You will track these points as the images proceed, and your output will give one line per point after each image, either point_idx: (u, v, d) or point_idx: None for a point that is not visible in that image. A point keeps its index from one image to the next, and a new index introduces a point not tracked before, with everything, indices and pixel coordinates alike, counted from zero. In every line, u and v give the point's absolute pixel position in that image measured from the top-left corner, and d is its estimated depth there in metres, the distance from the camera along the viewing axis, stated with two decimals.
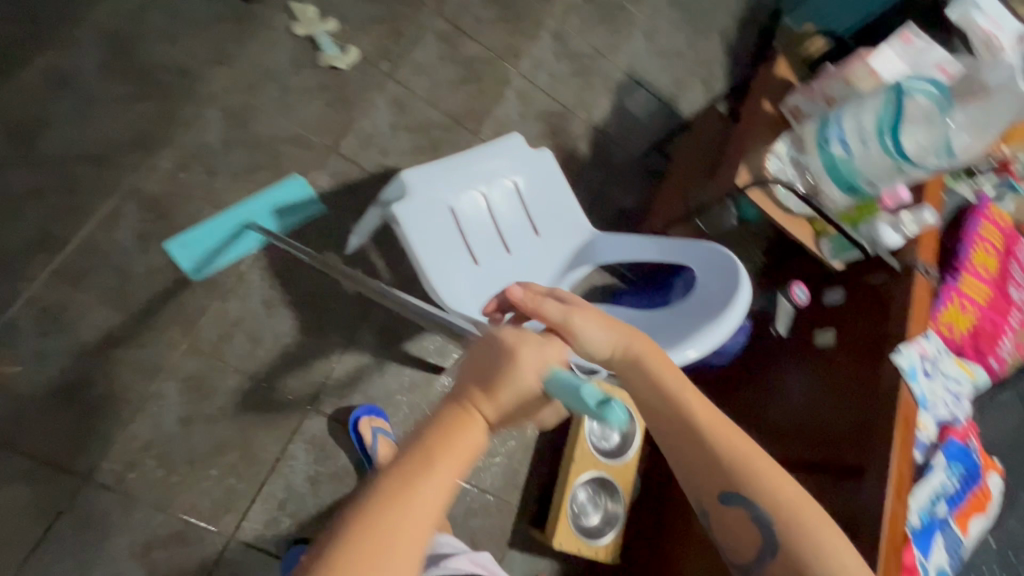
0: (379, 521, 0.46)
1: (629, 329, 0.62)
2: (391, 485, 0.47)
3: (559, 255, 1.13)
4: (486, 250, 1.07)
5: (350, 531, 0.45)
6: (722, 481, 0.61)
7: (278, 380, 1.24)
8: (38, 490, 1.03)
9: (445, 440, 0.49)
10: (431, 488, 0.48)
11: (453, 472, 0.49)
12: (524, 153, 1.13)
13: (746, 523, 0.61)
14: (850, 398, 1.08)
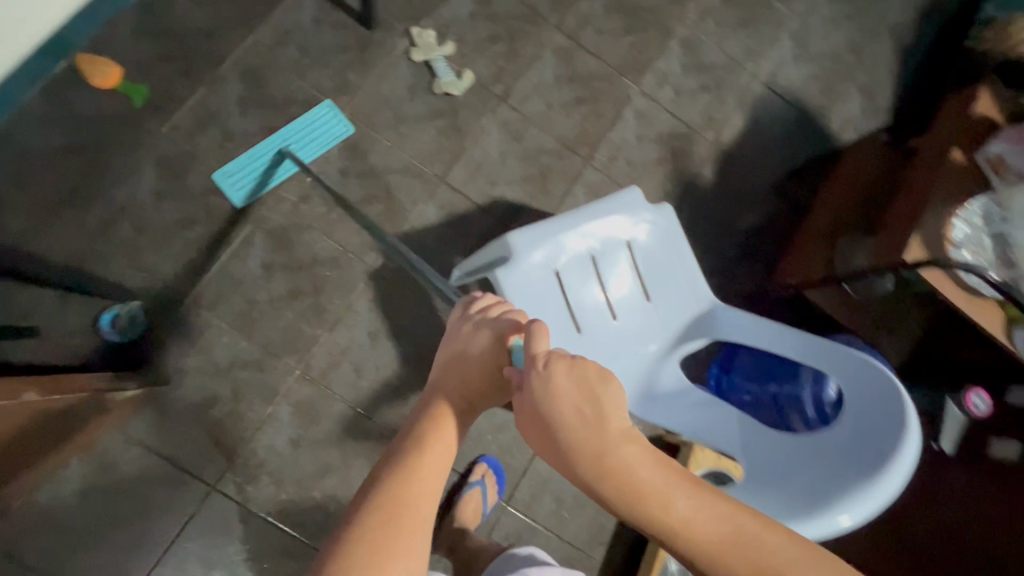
0: (397, 497, 0.58)
1: (573, 378, 0.58)
2: (402, 467, 0.60)
3: (672, 328, 1.02)
4: (590, 317, 0.99)
5: (370, 509, 0.57)
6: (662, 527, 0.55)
7: (377, 410, 1.29)
8: (175, 493, 1.17)
9: (438, 426, 0.64)
10: (431, 462, 0.62)
11: (446, 448, 0.63)
12: (642, 210, 1.03)
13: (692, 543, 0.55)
14: None
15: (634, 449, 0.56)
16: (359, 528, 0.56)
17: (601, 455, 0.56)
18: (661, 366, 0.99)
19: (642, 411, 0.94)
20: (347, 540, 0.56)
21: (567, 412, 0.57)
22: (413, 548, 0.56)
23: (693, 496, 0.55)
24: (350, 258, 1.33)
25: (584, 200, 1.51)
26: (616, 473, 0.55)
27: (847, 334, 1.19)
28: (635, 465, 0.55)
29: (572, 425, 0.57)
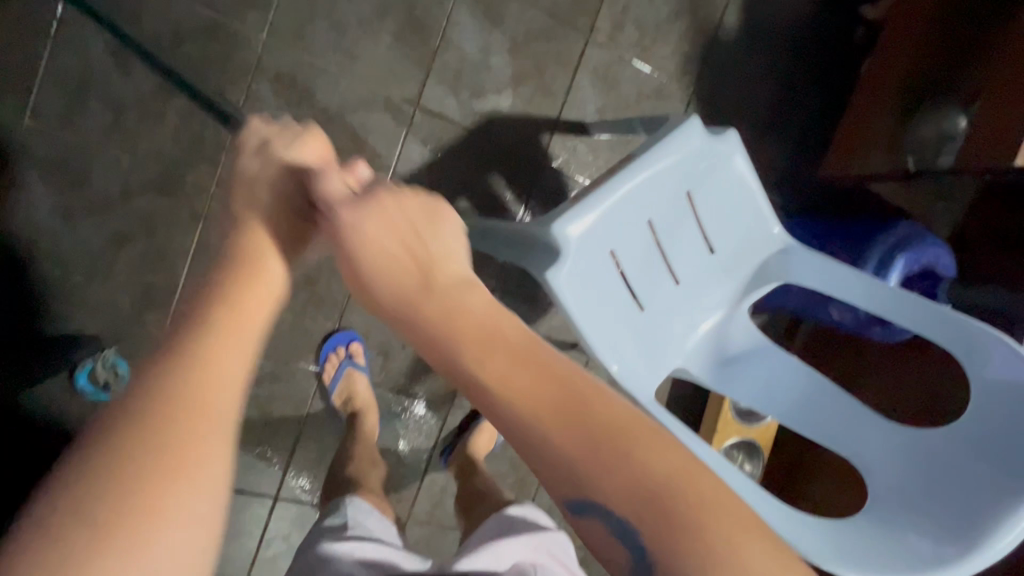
0: (195, 391, 0.33)
1: (406, 208, 0.49)
2: (199, 330, 0.36)
3: (741, 277, 0.90)
4: (654, 291, 0.85)
5: (133, 396, 0.32)
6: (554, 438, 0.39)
7: (414, 383, 1.23)
8: (240, 516, 1.13)
9: (242, 307, 0.39)
10: (208, 380, 0.34)
11: (255, 326, 0.39)
12: (701, 147, 0.82)
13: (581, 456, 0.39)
14: None
15: (479, 311, 0.44)
16: (123, 440, 0.30)
17: (420, 291, 0.46)
18: (731, 326, 0.90)
19: (719, 380, 0.89)
20: (99, 456, 0.29)
21: (381, 245, 0.48)
22: (212, 460, 0.32)
23: (539, 370, 0.41)
24: None
25: (591, 91, 1.22)
26: (442, 308, 0.44)
27: (909, 223, 1.08)
28: (464, 322, 0.43)
29: (384, 253, 0.48)
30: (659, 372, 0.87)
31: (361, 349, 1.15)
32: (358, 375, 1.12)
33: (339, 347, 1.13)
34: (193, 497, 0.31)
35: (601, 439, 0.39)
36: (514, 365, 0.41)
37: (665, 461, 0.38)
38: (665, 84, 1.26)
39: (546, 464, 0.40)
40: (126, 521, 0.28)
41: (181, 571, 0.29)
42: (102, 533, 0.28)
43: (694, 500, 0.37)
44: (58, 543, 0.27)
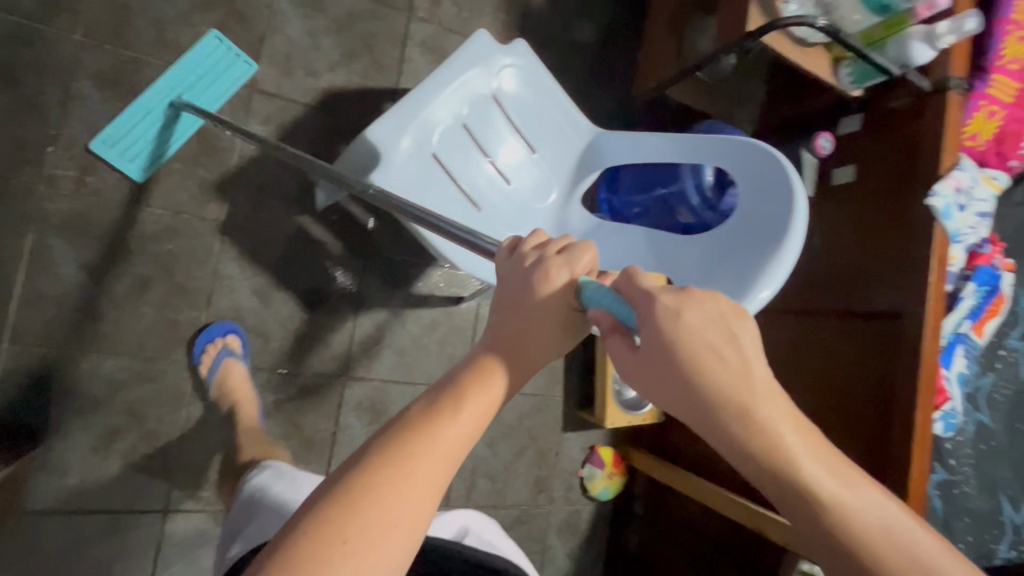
0: (400, 453, 0.43)
1: (744, 332, 0.42)
2: (449, 416, 0.45)
3: (563, 167, 0.99)
4: (484, 188, 0.93)
5: (380, 463, 0.42)
6: (825, 528, 0.42)
7: (301, 363, 1.20)
8: (125, 535, 1.05)
9: (479, 400, 0.46)
10: (433, 463, 0.43)
11: (472, 432, 0.45)
12: (494, 54, 0.92)
13: (880, 546, 0.42)
14: (865, 238, 1.08)
15: (776, 403, 0.42)
16: (358, 481, 0.42)
17: (738, 395, 0.42)
18: (567, 215, 0.99)
19: None
20: (337, 489, 0.41)
21: (702, 350, 0.41)
22: (418, 490, 0.42)
23: (811, 450, 0.43)
24: (188, 220, 1.10)
25: (422, 62, 1.33)
26: (761, 425, 0.42)
27: (710, 121, 1.25)
28: (774, 424, 0.42)
29: (706, 371, 0.41)
30: None
31: (238, 340, 1.10)
32: (236, 364, 1.08)
33: (213, 338, 1.08)
34: (386, 546, 0.40)
35: (860, 536, 0.42)
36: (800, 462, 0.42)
37: (927, 534, 0.43)
38: None
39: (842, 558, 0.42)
40: (347, 535, 0.40)
41: None
42: (322, 547, 0.39)
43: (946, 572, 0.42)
44: (323, 515, 0.40)
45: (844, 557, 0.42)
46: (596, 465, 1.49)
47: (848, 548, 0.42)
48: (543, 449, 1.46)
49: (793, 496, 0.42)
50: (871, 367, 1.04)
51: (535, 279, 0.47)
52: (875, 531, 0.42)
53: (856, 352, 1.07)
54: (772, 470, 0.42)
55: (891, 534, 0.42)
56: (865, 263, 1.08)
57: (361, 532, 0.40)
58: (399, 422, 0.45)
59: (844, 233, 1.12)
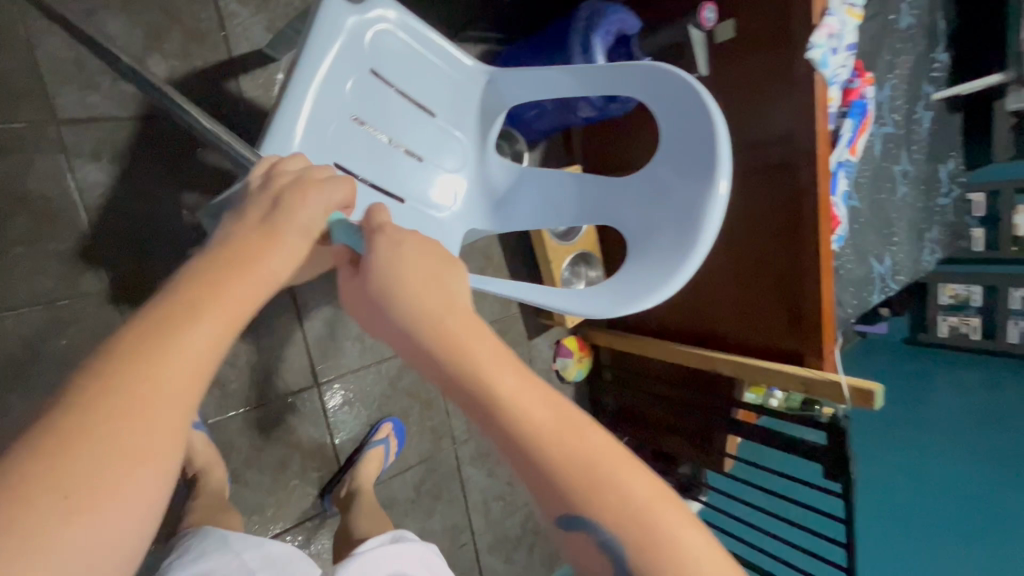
0: (139, 354, 0.39)
1: (445, 256, 0.57)
2: (183, 306, 0.42)
3: (468, 122, 0.92)
4: (397, 177, 0.86)
5: (97, 360, 0.38)
6: (508, 429, 0.48)
7: (270, 390, 1.16)
8: None
9: (231, 280, 0.45)
10: (182, 363, 0.40)
11: (225, 319, 0.43)
12: (354, 21, 0.78)
13: (561, 440, 0.47)
14: (757, 97, 1.13)
15: (461, 317, 0.53)
16: (91, 382, 0.37)
17: (434, 318, 0.52)
18: (490, 170, 0.94)
19: (498, 219, 0.94)
20: (72, 393, 0.37)
21: (412, 280, 0.54)
22: (168, 386, 0.39)
23: (522, 379, 0.50)
24: (69, 304, 0.94)
25: (246, 11, 1.08)
26: (457, 338, 0.51)
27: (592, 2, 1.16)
28: (466, 341, 0.51)
29: (408, 299, 0.54)
30: (449, 241, 0.92)
31: None
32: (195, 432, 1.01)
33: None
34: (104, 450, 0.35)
35: (412, 326, 0.53)
36: (425, 306, 0.53)
37: (602, 439, 0.49)
38: None
39: (529, 459, 0.47)
40: (74, 483, 0.34)
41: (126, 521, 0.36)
42: (54, 445, 0.34)
43: (484, 365, 0.50)
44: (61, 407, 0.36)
45: (517, 455, 0.48)
46: (565, 356, 1.65)
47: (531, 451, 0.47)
48: None
49: (487, 410, 0.49)
50: (776, 217, 1.18)
51: (292, 203, 0.54)
52: (558, 417, 0.49)
53: (760, 206, 1.20)
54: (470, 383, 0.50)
55: (578, 424, 0.49)
56: (759, 123, 1.15)
57: (96, 432, 0.36)
58: (135, 320, 0.41)
59: (737, 96, 1.16)
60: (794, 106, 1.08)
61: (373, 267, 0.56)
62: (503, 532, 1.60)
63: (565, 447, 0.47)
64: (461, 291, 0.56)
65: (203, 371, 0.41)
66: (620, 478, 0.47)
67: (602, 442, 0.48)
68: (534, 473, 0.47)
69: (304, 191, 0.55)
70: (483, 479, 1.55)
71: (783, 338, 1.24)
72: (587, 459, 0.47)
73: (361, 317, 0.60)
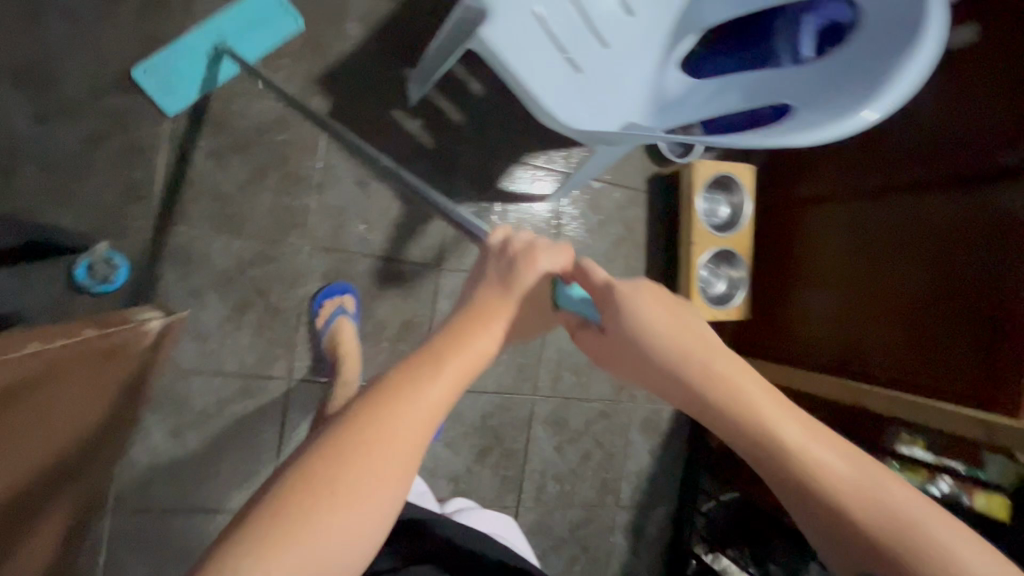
0: (364, 451, 0.46)
1: (691, 327, 0.57)
2: (422, 368, 0.51)
3: (659, 32, 0.99)
4: (581, 50, 0.95)
5: (358, 409, 0.49)
6: (830, 512, 0.49)
7: (401, 253, 1.28)
8: (259, 399, 1.18)
9: (461, 344, 0.53)
10: (414, 417, 0.49)
11: (428, 419, 0.50)
12: None
13: (896, 513, 0.47)
14: (989, 96, 1.00)
15: (747, 379, 0.54)
16: (348, 427, 0.48)
17: (706, 382, 0.54)
18: (665, 79, 0.99)
19: (658, 120, 0.97)
20: (333, 432, 0.48)
21: (664, 345, 0.56)
22: (392, 483, 0.47)
23: (808, 435, 0.51)
24: (297, 113, 1.18)
25: None
26: (735, 406, 0.53)
27: None
28: (753, 405, 0.53)
29: (681, 369, 0.55)
30: (603, 123, 0.97)
31: (352, 301, 1.20)
32: (346, 321, 1.15)
33: (331, 296, 1.18)
34: (364, 485, 0.46)
35: (682, 369, 0.55)
36: (687, 368, 0.55)
37: (949, 528, 0.47)
38: None
39: (855, 534, 0.48)
40: (341, 495, 0.45)
41: (361, 530, 0.45)
42: (320, 480, 0.45)
43: (782, 434, 0.51)
44: (327, 445, 0.47)
45: (846, 539, 0.48)
46: None
47: (869, 534, 0.47)
48: None
49: (792, 481, 0.50)
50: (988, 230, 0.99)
51: (522, 264, 0.58)
52: (870, 484, 0.49)
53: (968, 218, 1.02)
54: (779, 467, 0.51)
55: (909, 501, 0.48)
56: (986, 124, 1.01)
57: (353, 470, 0.46)
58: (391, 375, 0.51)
59: (962, 97, 1.05)
60: (1023, 102, 0.95)
61: (611, 330, 0.58)
62: (549, 521, 1.44)
63: (840, 472, 0.49)
64: (712, 351, 0.56)
65: (425, 427, 0.49)
66: (930, 530, 0.47)
67: (905, 503, 0.48)
68: (809, 499, 0.49)
69: (529, 255, 0.58)
70: (548, 452, 1.44)
71: (964, 376, 1.01)
72: (892, 517, 0.47)
73: (604, 361, 0.61)
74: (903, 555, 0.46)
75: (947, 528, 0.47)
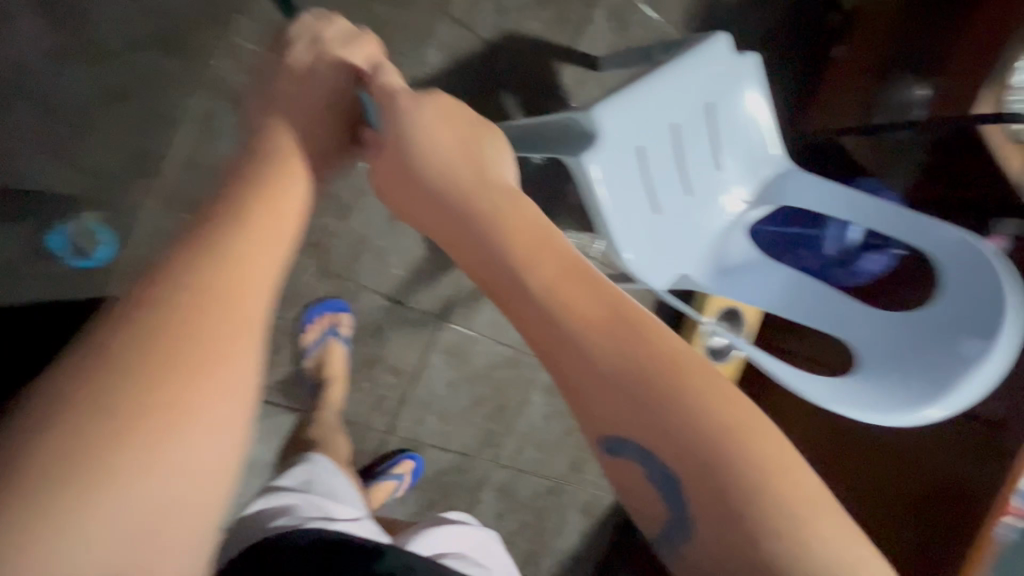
0: (187, 324, 0.42)
1: (467, 132, 0.66)
2: (213, 246, 0.47)
3: (741, 195, 0.98)
4: (669, 195, 0.91)
5: (141, 321, 0.41)
6: (623, 368, 0.49)
7: (409, 296, 1.21)
8: None
9: (274, 195, 0.55)
10: (219, 313, 0.44)
11: (240, 318, 0.45)
12: (727, 63, 0.89)
13: (681, 360, 0.50)
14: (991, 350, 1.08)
15: (497, 209, 0.61)
16: (141, 358, 0.39)
17: (461, 197, 0.63)
18: (730, 244, 0.99)
19: (716, 285, 0.97)
20: (106, 350, 0.39)
21: (434, 161, 0.65)
22: (211, 408, 0.41)
23: (563, 270, 0.55)
24: None
25: (604, 26, 1.25)
26: (481, 223, 0.60)
27: (873, 180, 1.22)
28: (504, 246, 0.58)
29: (447, 181, 0.64)
30: (668, 273, 0.94)
31: (348, 321, 1.14)
32: (338, 346, 1.10)
33: (325, 315, 1.11)
34: (194, 418, 0.40)
35: (449, 197, 0.63)
36: (447, 157, 0.65)
37: (757, 446, 0.46)
38: (671, 31, 1.32)
39: (602, 371, 0.50)
40: (140, 421, 0.37)
41: (194, 458, 0.39)
42: (116, 426, 0.36)
43: (534, 265, 0.55)
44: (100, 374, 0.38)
45: (648, 444, 0.49)
46: None
47: (675, 433, 0.47)
48: None
49: (569, 337, 0.51)
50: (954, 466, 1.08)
51: (320, 66, 0.69)
52: (629, 318, 0.52)
53: (942, 449, 1.11)
54: (559, 290, 0.53)
55: (686, 369, 0.49)
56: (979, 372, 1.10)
57: (171, 389, 0.39)
58: (172, 272, 0.44)
59: None
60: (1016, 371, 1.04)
61: (395, 139, 0.67)
62: None
63: (601, 325, 0.51)
64: (489, 168, 0.65)
65: (236, 327, 0.44)
66: (741, 428, 0.47)
67: (698, 380, 0.49)
68: (585, 365, 0.50)
69: (340, 52, 0.70)
70: (488, 517, 1.44)
71: None
72: (664, 366, 0.49)
73: (393, 185, 0.70)
74: (698, 441, 0.47)
75: (738, 410, 0.48)
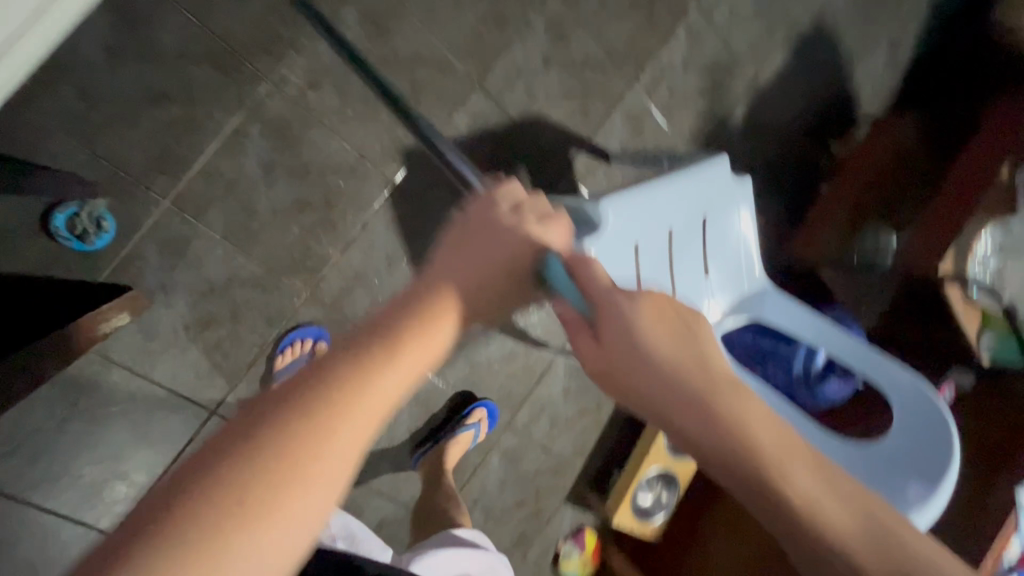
0: (325, 427, 0.44)
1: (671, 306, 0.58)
2: (370, 349, 0.49)
3: (720, 303, 1.04)
4: (657, 290, 0.96)
5: (295, 406, 0.45)
6: (807, 503, 0.46)
7: None
8: (172, 418, 1.07)
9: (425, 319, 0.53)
10: (359, 420, 0.46)
11: (364, 427, 0.46)
12: (724, 183, 0.97)
13: (834, 484, 0.48)
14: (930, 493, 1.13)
15: (729, 388, 0.52)
16: (280, 445, 0.43)
17: (704, 391, 0.51)
18: None
19: None
20: (256, 433, 0.43)
21: (656, 334, 0.54)
22: (308, 508, 0.43)
23: (776, 433, 0.50)
24: (367, 168, 1.13)
25: (620, 127, 1.37)
26: (721, 400, 0.50)
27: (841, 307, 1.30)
28: (742, 417, 0.49)
29: (658, 352, 0.53)
30: None
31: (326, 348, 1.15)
32: (309, 371, 1.11)
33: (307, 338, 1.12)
34: (291, 509, 0.42)
35: (676, 380, 0.52)
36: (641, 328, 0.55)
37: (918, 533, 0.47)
38: (678, 143, 1.45)
39: (813, 503, 0.46)
40: (246, 497, 0.40)
41: (275, 546, 0.41)
42: (228, 499, 0.40)
43: (739, 415, 0.49)
44: (243, 446, 0.42)
45: None
46: (576, 545, 1.53)
47: (846, 544, 0.44)
48: (540, 510, 1.48)
49: (757, 475, 0.47)
50: None
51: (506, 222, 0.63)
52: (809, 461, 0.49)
53: None
54: (755, 426, 0.49)
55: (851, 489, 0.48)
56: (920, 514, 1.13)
57: (289, 487, 0.42)
58: (334, 366, 0.47)
59: None
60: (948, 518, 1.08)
61: (603, 319, 0.57)
62: None
63: (854, 511, 0.46)
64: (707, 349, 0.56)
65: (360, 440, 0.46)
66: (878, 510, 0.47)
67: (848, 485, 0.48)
68: (792, 515, 0.46)
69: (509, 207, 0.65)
70: None
71: None
72: (857, 502, 0.47)
73: (603, 377, 0.57)
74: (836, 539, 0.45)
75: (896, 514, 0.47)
